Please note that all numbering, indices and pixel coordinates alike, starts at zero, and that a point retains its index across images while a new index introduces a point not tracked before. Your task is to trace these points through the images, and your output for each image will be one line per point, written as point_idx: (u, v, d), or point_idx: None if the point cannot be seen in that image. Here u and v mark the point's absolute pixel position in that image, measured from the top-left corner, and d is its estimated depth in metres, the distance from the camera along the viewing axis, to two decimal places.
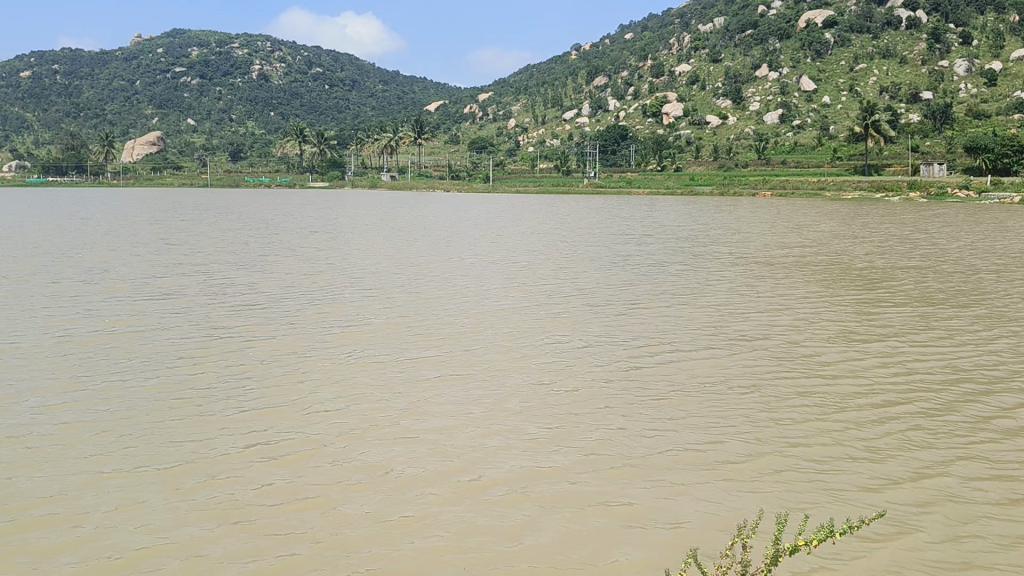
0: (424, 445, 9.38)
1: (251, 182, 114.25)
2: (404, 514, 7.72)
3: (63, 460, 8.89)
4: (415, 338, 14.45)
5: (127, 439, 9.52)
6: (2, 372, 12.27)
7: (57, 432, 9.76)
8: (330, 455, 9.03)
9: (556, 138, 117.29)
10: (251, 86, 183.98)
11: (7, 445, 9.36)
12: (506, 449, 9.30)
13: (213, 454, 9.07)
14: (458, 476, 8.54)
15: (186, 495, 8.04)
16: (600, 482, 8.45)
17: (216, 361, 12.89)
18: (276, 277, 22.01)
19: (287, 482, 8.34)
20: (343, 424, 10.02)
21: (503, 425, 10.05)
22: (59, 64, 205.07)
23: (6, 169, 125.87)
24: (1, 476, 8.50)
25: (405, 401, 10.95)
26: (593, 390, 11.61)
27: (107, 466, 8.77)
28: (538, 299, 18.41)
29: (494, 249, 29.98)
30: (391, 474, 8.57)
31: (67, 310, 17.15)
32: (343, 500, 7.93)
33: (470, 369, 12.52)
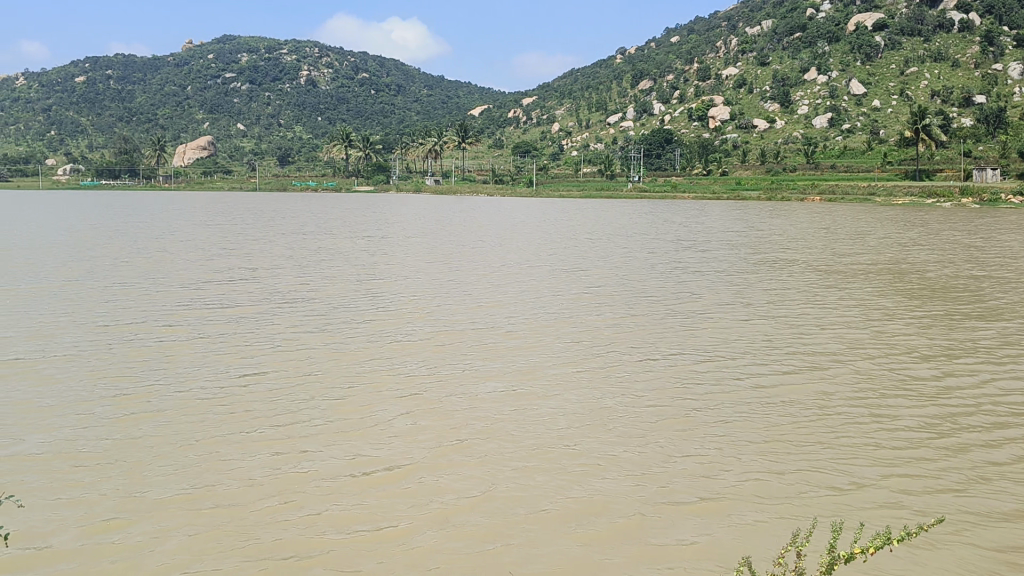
0: (481, 463, 9.45)
1: (299, 186, 115.66)
2: (470, 536, 7.80)
3: (138, 476, 9.09)
4: (467, 349, 14.49)
5: (200, 452, 9.74)
6: (71, 382, 12.56)
7: (127, 451, 9.82)
8: (390, 474, 9.12)
9: (600, 142, 116.97)
10: (299, 91, 186.09)
11: (85, 458, 9.60)
12: (563, 467, 9.37)
13: (280, 469, 9.25)
14: (514, 496, 8.61)
15: (257, 518, 8.10)
16: (660, 504, 8.48)
17: (281, 371, 13.11)
18: (327, 284, 22.18)
19: (356, 499, 8.50)
20: (400, 441, 10.09)
21: (558, 443, 10.13)
22: (113, 70, 209.85)
23: (61, 172, 128.94)
24: (82, 490, 8.74)
25: (462, 417, 11.02)
26: (646, 405, 11.61)
27: (180, 481, 8.94)
28: (589, 309, 18.37)
29: (543, 255, 30.05)
30: (451, 494, 8.66)
31: (128, 317, 17.49)
32: (408, 516, 8.12)
33: (524, 382, 12.58)
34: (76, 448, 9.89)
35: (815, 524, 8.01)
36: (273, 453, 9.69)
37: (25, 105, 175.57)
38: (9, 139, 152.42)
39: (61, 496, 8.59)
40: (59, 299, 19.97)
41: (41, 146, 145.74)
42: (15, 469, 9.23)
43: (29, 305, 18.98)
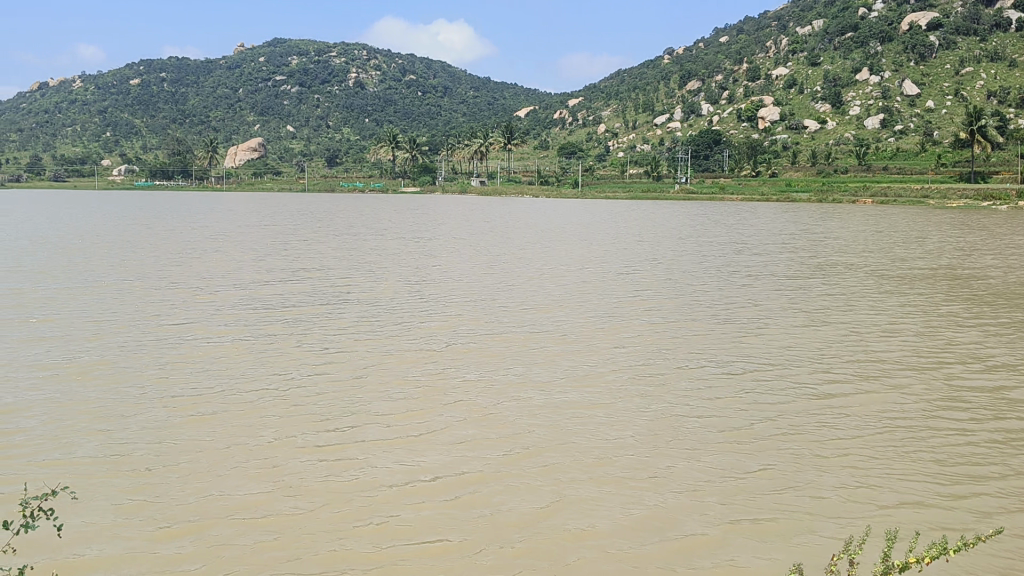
0: (529, 468, 9.47)
1: (347, 187, 117.14)
2: (517, 540, 7.83)
3: (198, 477, 9.24)
4: (513, 355, 14.51)
5: (257, 453, 9.89)
6: (129, 383, 12.83)
7: (181, 451, 10.00)
8: (446, 478, 9.20)
9: (647, 143, 116.38)
10: (347, 93, 188.26)
11: (144, 460, 9.78)
12: (610, 472, 9.36)
13: (334, 472, 9.36)
14: (561, 501, 8.63)
15: (309, 518, 8.22)
16: (709, 511, 8.43)
17: (335, 374, 13.26)
18: (375, 286, 22.35)
19: (410, 503, 8.57)
20: (447, 445, 10.16)
21: (605, 449, 10.10)
22: (167, 73, 214.40)
23: (117, 172, 131.96)
24: (140, 491, 8.89)
25: (509, 421, 11.05)
26: (693, 412, 11.54)
27: (234, 482, 9.07)
28: (636, 314, 18.25)
29: (590, 257, 30.00)
30: (499, 498, 8.70)
31: (184, 318, 17.82)
32: (460, 522, 8.20)
33: (571, 387, 12.56)
34: (138, 448, 10.11)
35: (867, 532, 7.93)
36: (324, 455, 9.82)
37: (82, 107, 180.10)
38: (67, 140, 156.61)
39: (122, 496, 8.77)
40: (115, 300, 20.43)
41: (97, 147, 149.42)
42: (74, 467, 9.45)
43: (87, 306, 19.43)
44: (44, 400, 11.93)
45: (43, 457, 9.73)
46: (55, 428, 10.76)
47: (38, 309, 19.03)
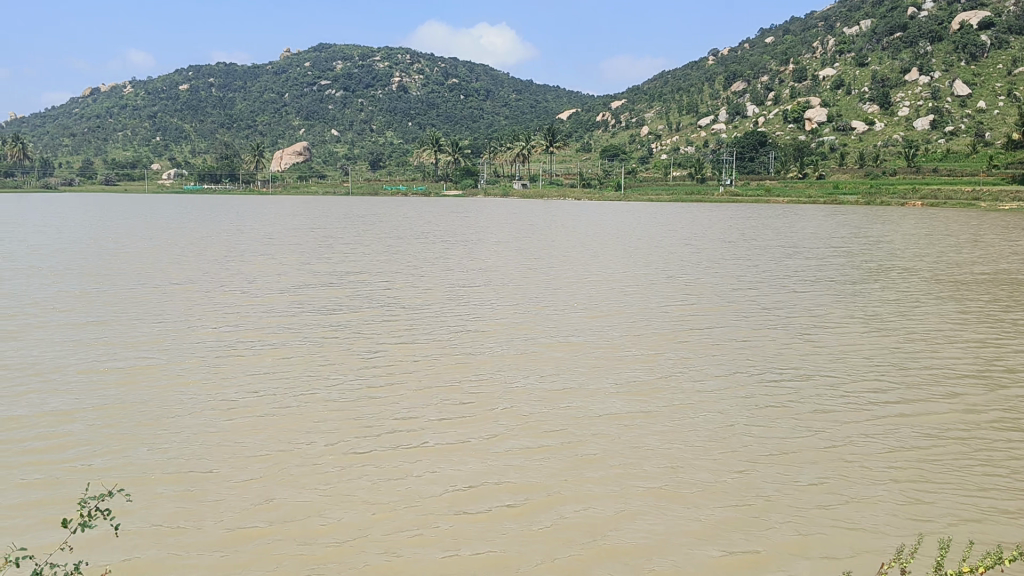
0: (575, 472, 9.51)
1: (389, 190, 117.96)
2: (563, 542, 7.89)
3: (247, 479, 9.35)
4: (557, 360, 14.54)
5: (306, 457, 9.98)
6: (182, 386, 13.08)
7: (231, 454, 10.18)
8: (494, 483, 9.23)
9: (690, 145, 115.47)
10: (391, 97, 189.81)
11: (199, 462, 9.94)
12: (654, 479, 9.35)
13: (382, 476, 9.43)
14: (604, 505, 8.69)
15: (357, 519, 8.37)
16: (756, 518, 8.39)
17: (383, 378, 13.39)
18: (419, 290, 22.50)
19: (456, 509, 8.59)
20: (492, 449, 10.25)
21: (652, 454, 10.08)
22: (215, 79, 218.14)
23: (166, 177, 134.22)
24: (191, 493, 9.03)
25: (553, 426, 11.08)
26: (738, 418, 11.47)
27: (283, 487, 9.16)
28: (681, 320, 18.14)
29: (634, 262, 29.91)
30: (547, 501, 8.74)
31: (233, 323, 18.09)
32: (506, 526, 8.22)
33: (615, 393, 12.55)
34: (192, 451, 10.30)
35: (917, 542, 7.85)
36: (371, 460, 9.91)
37: (133, 112, 183.80)
38: (117, 145, 160.00)
39: (174, 497, 8.93)
40: (166, 303, 20.81)
41: (148, 151, 152.41)
42: (129, 468, 9.72)
43: (138, 310, 19.80)
44: (98, 402, 12.24)
45: (101, 458, 9.99)
46: (112, 432, 10.98)
47: (90, 312, 19.44)
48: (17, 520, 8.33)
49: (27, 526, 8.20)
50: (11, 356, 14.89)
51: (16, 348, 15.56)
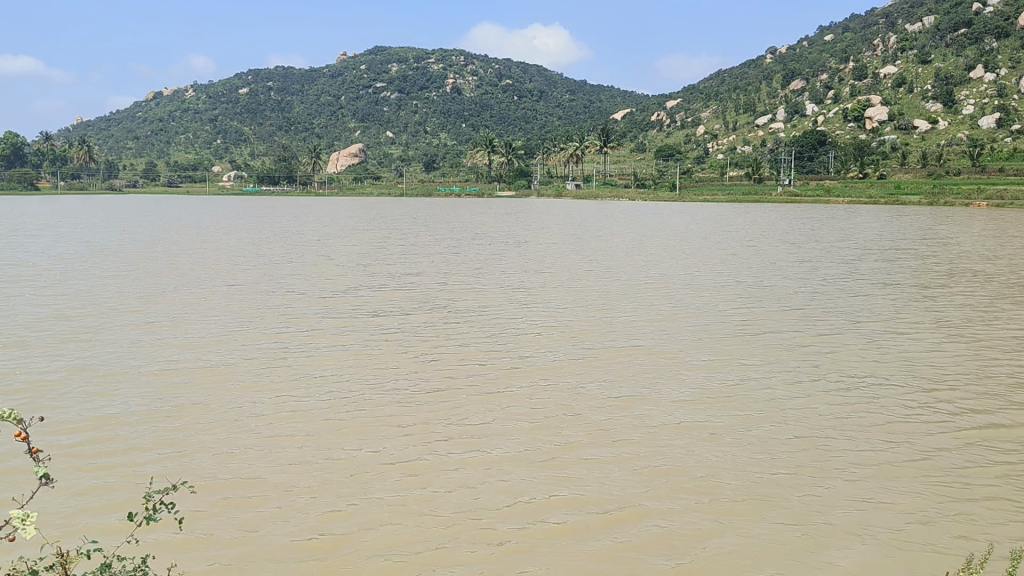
0: (627, 473, 9.51)
1: (443, 191, 118.89)
2: (619, 543, 7.88)
3: (310, 475, 9.53)
4: (615, 362, 14.55)
5: (367, 455, 10.12)
6: (249, 384, 13.36)
7: (289, 451, 10.36)
8: (553, 482, 9.27)
9: (747, 144, 114.22)
10: (445, 99, 191.18)
11: (265, 458, 10.14)
12: (707, 482, 9.29)
13: (443, 474, 9.53)
14: (658, 507, 8.65)
15: (419, 515, 8.49)
16: (814, 522, 8.30)
17: (443, 379, 13.53)
18: (474, 293, 22.57)
19: (515, 507, 8.65)
20: (547, 450, 10.26)
21: (708, 457, 10.01)
22: (274, 82, 222.09)
23: (227, 179, 137.20)
24: (258, 488, 9.23)
25: (609, 429, 11.03)
26: (795, 424, 11.31)
27: (345, 482, 9.32)
28: (737, 325, 17.93)
29: (690, 264, 29.68)
30: (600, 503, 8.75)
31: (295, 323, 18.39)
32: (565, 525, 8.24)
33: (671, 397, 12.46)
34: (257, 447, 10.51)
35: (984, 552, 7.66)
36: (428, 459, 10.01)
37: (194, 116, 188.06)
38: (180, 147, 163.80)
39: (241, 491, 9.13)
40: (229, 304, 21.28)
41: (209, 154, 155.95)
42: (192, 462, 9.95)
43: (199, 311, 20.19)
44: (162, 400, 12.55)
45: (166, 454, 10.23)
46: (182, 427, 11.25)
47: (153, 313, 19.90)
48: (85, 514, 8.58)
49: (95, 521, 8.44)
50: (78, 356, 15.30)
51: (83, 348, 15.97)
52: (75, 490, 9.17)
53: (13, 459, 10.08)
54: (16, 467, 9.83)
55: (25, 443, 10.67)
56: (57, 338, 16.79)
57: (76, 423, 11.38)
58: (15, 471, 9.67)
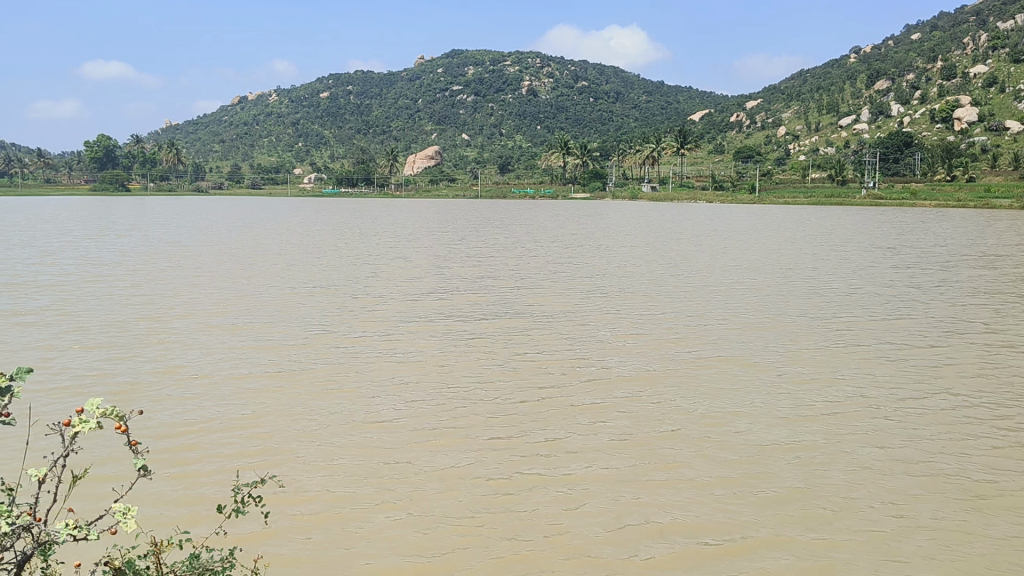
0: (707, 482, 9.48)
1: (518, 193, 119.58)
2: (704, 552, 7.82)
3: (388, 475, 9.73)
4: (692, 371, 14.52)
5: (445, 459, 10.28)
6: (330, 386, 13.72)
7: (372, 452, 10.55)
8: (630, 490, 9.30)
9: (830, 146, 111.85)
10: (521, 101, 192.02)
11: (345, 457, 10.41)
12: (795, 498, 9.10)
13: (520, 478, 9.62)
14: (742, 518, 8.57)
15: (498, 518, 8.57)
16: (898, 539, 8.15)
17: (521, 385, 13.69)
18: (552, 299, 22.68)
19: (594, 513, 8.69)
20: (625, 457, 10.33)
21: (796, 472, 9.82)
22: (353, 86, 226.37)
23: (308, 181, 140.62)
24: (342, 485, 9.51)
25: (693, 440, 10.93)
26: (878, 437, 11.08)
27: (422, 483, 9.51)
28: (821, 336, 17.56)
29: (773, 270, 29.19)
30: (678, 510, 8.76)
31: (373, 327, 18.82)
32: (645, 533, 8.25)
33: (756, 409, 12.26)
34: (338, 446, 10.77)
35: None
36: (509, 463, 10.13)
37: (277, 120, 192.89)
38: (263, 150, 168.34)
39: (324, 488, 9.39)
40: (308, 307, 21.86)
41: (291, 156, 159.93)
42: (279, 460, 10.21)
43: (281, 313, 20.78)
44: (249, 398, 12.92)
45: (256, 451, 10.50)
46: (267, 424, 11.64)
47: (236, 314, 20.54)
48: (180, 506, 8.93)
49: (189, 512, 8.78)
50: (168, 355, 15.88)
51: (172, 347, 16.62)
52: (172, 483, 9.54)
53: (113, 454, 10.53)
54: (116, 461, 10.26)
55: (123, 438, 11.15)
56: (149, 337, 17.55)
57: (168, 419, 11.81)
58: (115, 466, 10.09)
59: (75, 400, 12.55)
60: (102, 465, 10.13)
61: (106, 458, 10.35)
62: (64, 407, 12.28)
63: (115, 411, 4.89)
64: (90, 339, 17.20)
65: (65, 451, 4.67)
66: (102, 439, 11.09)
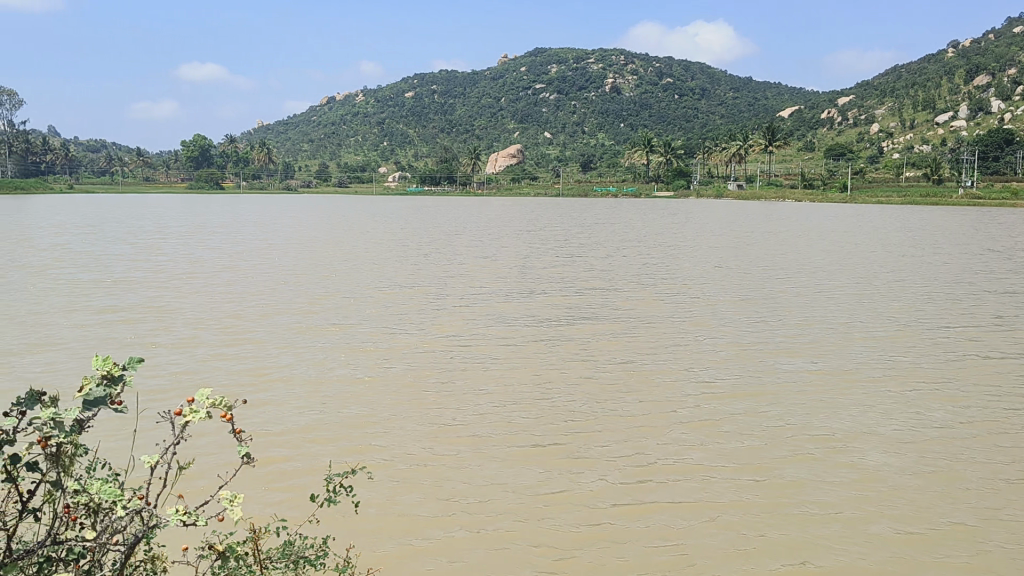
0: (785, 490, 9.52)
1: (600, 192, 119.08)
2: (793, 571, 7.70)
3: (468, 472, 10.06)
4: (770, 378, 14.50)
5: (523, 459, 10.54)
6: (411, 386, 14.10)
7: (455, 450, 10.89)
8: (708, 495, 9.40)
9: (926, 143, 108.23)
10: (604, 99, 191.21)
11: (430, 454, 10.80)
12: (893, 515, 8.87)
13: (599, 480, 9.80)
14: (834, 533, 8.44)
15: (578, 521, 8.72)
16: (982, 556, 7.98)
17: (600, 388, 13.85)
18: (638, 303, 22.53)
19: (672, 517, 8.79)
20: (703, 461, 10.40)
21: (893, 489, 9.56)
22: (438, 86, 229.13)
23: (392, 179, 143.19)
24: (427, 479, 9.89)
25: (785, 452, 10.74)
26: (967, 451, 10.82)
27: (501, 481, 9.81)
28: (909, 346, 17.18)
29: (868, 275, 28.33)
30: (757, 519, 8.76)
31: (456, 327, 19.20)
32: (722, 540, 8.32)
33: (849, 423, 11.94)
34: (419, 443, 11.17)
35: None
36: (585, 463, 10.35)
37: (363, 120, 196.82)
38: (349, 149, 171.94)
39: (408, 483, 9.76)
40: (390, 306, 22.38)
41: (376, 155, 162.95)
42: (367, 456, 10.62)
43: (365, 313, 21.30)
44: (340, 398, 13.30)
45: (348, 448, 10.88)
46: (356, 421, 12.11)
47: (323, 313, 21.21)
48: (275, 500, 9.30)
49: (285, 506, 9.13)
50: (259, 352, 16.53)
51: (262, 345, 17.19)
52: (268, 478, 9.92)
53: (215, 446, 11.09)
54: (218, 455, 10.78)
55: (220, 435, 11.58)
56: (238, 334, 18.21)
57: (262, 418, 12.19)
58: (217, 459, 10.59)
59: (176, 395, 13.14)
60: (204, 461, 10.57)
61: (209, 453, 10.81)
62: (165, 404, 12.76)
63: (223, 400, 5.00)
64: (185, 336, 17.85)
65: (178, 440, 4.86)
66: (204, 435, 11.56)
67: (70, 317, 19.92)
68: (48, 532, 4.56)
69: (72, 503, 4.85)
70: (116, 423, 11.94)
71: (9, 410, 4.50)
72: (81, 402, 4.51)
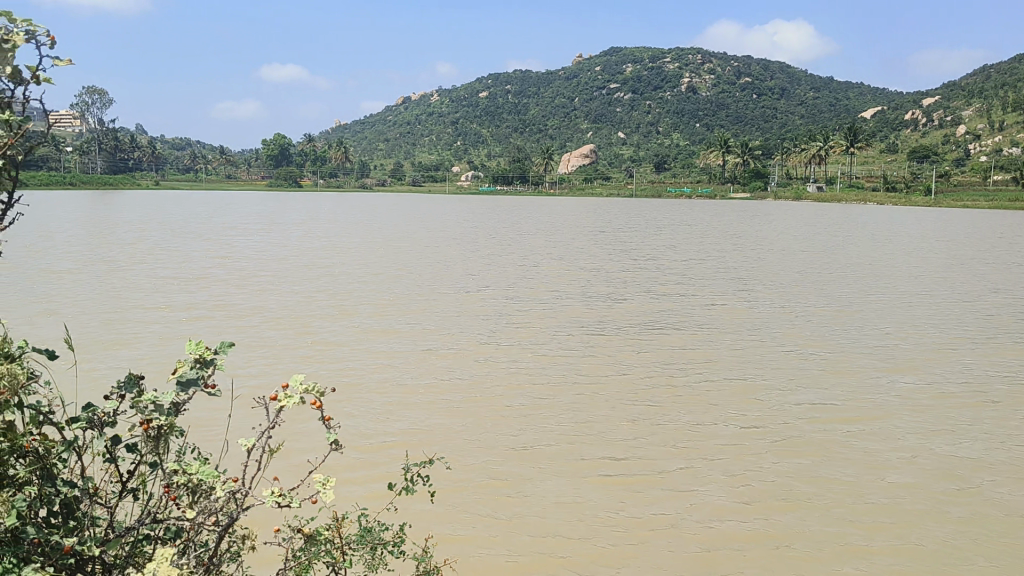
0: (863, 523, 9.31)
1: (673, 194, 117.91)
2: None
3: (542, 490, 10.15)
4: (852, 398, 14.18)
5: (598, 476, 10.56)
6: (488, 394, 14.29)
7: (528, 465, 10.98)
8: (785, 523, 9.28)
9: (1016, 146, 104.01)
10: (680, 98, 189.05)
11: (506, 465, 10.94)
12: (974, 556, 8.60)
13: (673, 502, 9.78)
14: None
15: (650, 544, 8.73)
16: None
17: (675, 404, 13.79)
18: (713, 311, 22.31)
19: (744, 546, 8.73)
20: (780, 487, 10.26)
21: (986, 526, 9.24)
22: (513, 85, 229.92)
23: (466, 178, 144.05)
24: (502, 494, 10.01)
25: (873, 482, 10.46)
26: None
27: (575, 499, 9.88)
28: (995, 365, 16.62)
29: (957, 286, 27.38)
30: (830, 553, 8.62)
31: (529, 334, 19.34)
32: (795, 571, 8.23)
33: (938, 452, 11.57)
34: (493, 454, 11.29)
35: None
36: (658, 484, 10.30)
37: (437, 119, 198.91)
38: (424, 148, 173.99)
39: (482, 497, 9.90)
40: (462, 308, 22.62)
41: (450, 154, 164.37)
42: (443, 466, 10.80)
43: (441, 316, 21.58)
44: (417, 405, 13.53)
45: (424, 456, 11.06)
46: (434, 428, 12.34)
47: (397, 314, 21.56)
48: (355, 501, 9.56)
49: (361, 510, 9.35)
50: (336, 352, 16.89)
51: (338, 346, 17.59)
52: (345, 484, 10.12)
53: (300, 446, 11.44)
54: (300, 453, 11.16)
55: (305, 435, 11.95)
56: (315, 334, 18.64)
57: (343, 422, 12.46)
58: (300, 458, 10.95)
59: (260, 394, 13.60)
60: (288, 462, 10.83)
61: (290, 454, 11.10)
62: (248, 405, 13.13)
63: (316, 387, 4.90)
64: (264, 335, 18.39)
65: (272, 422, 4.82)
66: (285, 437, 11.85)
67: (154, 313, 20.66)
68: (142, 512, 4.69)
69: (170, 484, 4.97)
70: (201, 420, 12.33)
71: (110, 390, 4.65)
72: (178, 383, 4.63)
